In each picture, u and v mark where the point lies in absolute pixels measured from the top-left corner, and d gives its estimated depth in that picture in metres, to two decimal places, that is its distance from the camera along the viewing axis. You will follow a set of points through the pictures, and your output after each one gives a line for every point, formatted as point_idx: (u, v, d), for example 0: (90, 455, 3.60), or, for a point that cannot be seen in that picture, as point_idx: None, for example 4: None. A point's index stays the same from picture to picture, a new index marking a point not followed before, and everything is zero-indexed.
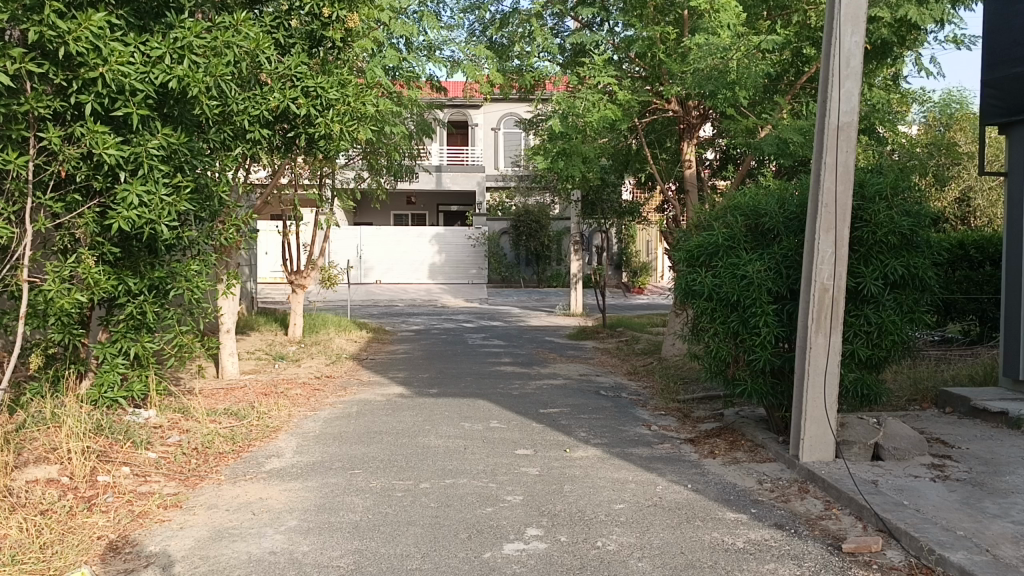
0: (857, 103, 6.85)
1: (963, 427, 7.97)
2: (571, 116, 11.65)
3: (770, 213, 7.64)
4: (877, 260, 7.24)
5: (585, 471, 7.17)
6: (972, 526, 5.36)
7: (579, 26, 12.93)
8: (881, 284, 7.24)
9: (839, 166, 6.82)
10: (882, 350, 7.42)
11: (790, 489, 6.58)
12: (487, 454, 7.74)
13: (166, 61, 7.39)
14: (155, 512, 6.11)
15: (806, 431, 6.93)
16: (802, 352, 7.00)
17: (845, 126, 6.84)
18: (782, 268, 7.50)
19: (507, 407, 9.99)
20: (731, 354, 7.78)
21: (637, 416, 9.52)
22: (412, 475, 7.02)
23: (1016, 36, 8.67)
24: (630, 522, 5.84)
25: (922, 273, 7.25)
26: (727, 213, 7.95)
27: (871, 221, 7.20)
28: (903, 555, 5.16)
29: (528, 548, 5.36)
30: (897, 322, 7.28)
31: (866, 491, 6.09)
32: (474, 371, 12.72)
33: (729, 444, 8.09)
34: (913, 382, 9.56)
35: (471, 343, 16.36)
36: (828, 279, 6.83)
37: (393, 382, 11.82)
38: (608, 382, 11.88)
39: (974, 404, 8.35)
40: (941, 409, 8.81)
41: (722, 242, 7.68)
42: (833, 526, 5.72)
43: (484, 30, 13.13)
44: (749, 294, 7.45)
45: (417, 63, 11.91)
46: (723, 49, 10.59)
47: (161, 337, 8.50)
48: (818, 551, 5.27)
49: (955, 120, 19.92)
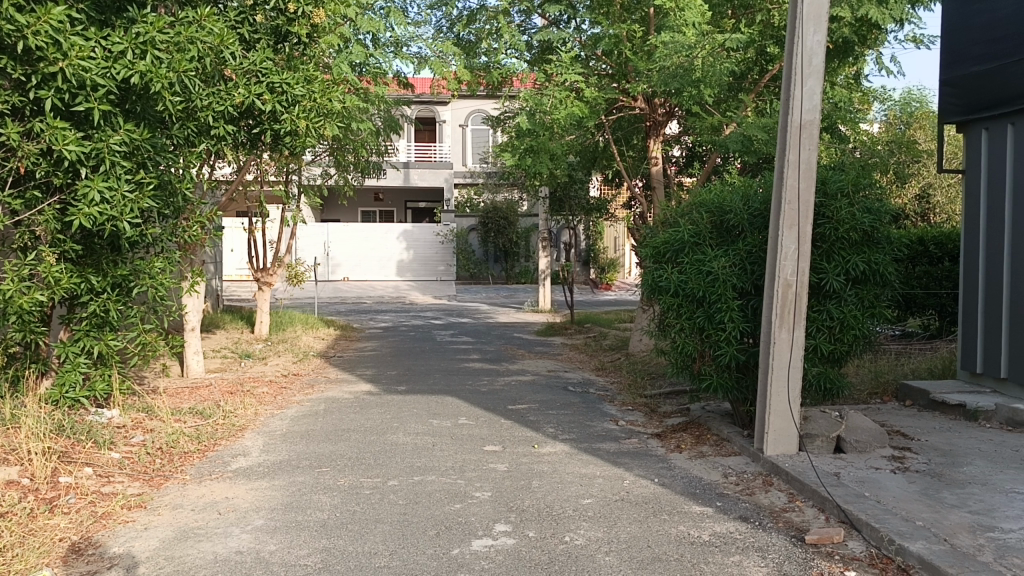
0: (819, 101, 6.95)
1: (923, 420, 8.15)
2: (539, 113, 11.68)
3: (735, 210, 7.74)
4: (840, 256, 7.36)
5: (553, 467, 7.21)
6: (931, 516, 5.49)
7: (546, 23, 12.90)
8: (843, 280, 7.36)
9: (802, 163, 6.92)
10: (843, 345, 7.56)
11: (755, 482, 6.69)
12: (455, 451, 7.75)
13: (128, 57, 7.29)
14: (118, 513, 6.03)
15: (770, 425, 7.04)
16: (766, 347, 7.10)
17: (808, 124, 6.93)
18: (747, 264, 7.62)
19: (476, 403, 9.99)
20: (697, 349, 7.86)
21: (605, 412, 9.60)
22: (380, 473, 7.01)
23: (973, 36, 8.88)
24: (597, 517, 5.89)
25: (882, 269, 7.39)
26: (693, 210, 8.04)
27: (833, 218, 7.32)
28: (864, 546, 5.27)
29: (497, 544, 5.38)
30: (858, 317, 7.44)
31: (829, 483, 6.20)
32: (443, 368, 12.70)
33: (696, 439, 8.20)
34: (874, 375, 9.76)
35: (440, 340, 16.34)
36: (791, 275, 6.95)
37: (361, 380, 11.77)
38: (576, 377, 11.95)
39: (934, 397, 8.53)
40: (901, 402, 9.00)
41: (688, 239, 7.77)
42: (796, 518, 5.83)
43: (452, 27, 13.13)
44: (714, 290, 7.54)
45: (385, 59, 11.88)
46: (688, 47, 10.66)
47: (124, 335, 8.37)
48: (782, 543, 5.36)
49: (914, 118, 20.31)
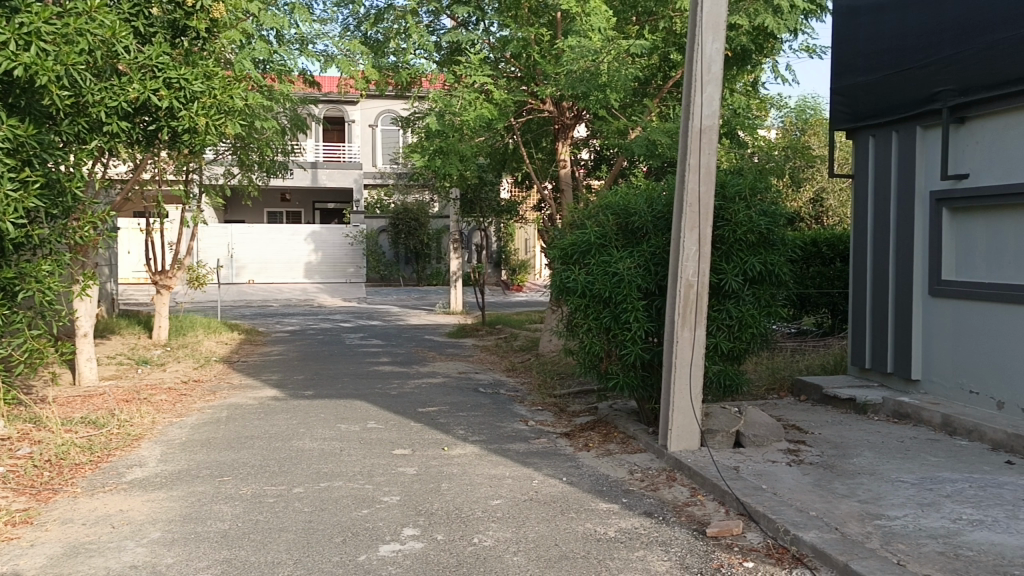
0: (718, 107, 7.17)
1: (816, 414, 8.52)
2: (448, 114, 11.65)
3: (639, 212, 7.91)
4: (738, 257, 7.61)
5: (462, 469, 7.20)
6: (823, 506, 5.74)
7: (455, 25, 12.89)
8: (741, 280, 7.61)
9: (702, 167, 7.12)
10: (742, 343, 7.82)
11: (659, 478, 6.85)
12: (363, 456, 7.64)
13: (10, 47, 6.90)
14: (1, 530, 5.69)
15: (674, 422, 7.22)
16: (669, 346, 7.28)
17: (707, 129, 7.13)
18: (651, 265, 7.79)
19: (385, 407, 9.88)
20: (604, 349, 8.00)
21: (514, 412, 9.65)
22: (285, 480, 6.85)
23: (859, 47, 9.35)
24: (506, 518, 5.91)
25: (777, 269, 7.68)
26: (600, 212, 8.17)
27: (731, 220, 7.57)
28: (761, 536, 5.46)
29: (404, 549, 5.33)
30: (755, 316, 7.71)
31: (729, 477, 6.40)
32: (351, 372, 12.51)
33: (603, 437, 8.33)
34: (772, 371, 10.14)
35: (349, 343, 16.10)
36: (693, 275, 7.14)
37: (266, 385, 11.48)
38: (486, 379, 11.97)
39: (826, 391, 8.93)
40: (797, 397, 9.38)
41: (594, 240, 7.90)
42: (698, 512, 5.99)
43: (359, 25, 12.98)
44: (620, 290, 7.68)
45: (290, 57, 11.64)
46: (594, 52, 10.84)
47: (8, 342, 7.91)
48: (684, 537, 5.50)
49: (809, 126, 21.21)
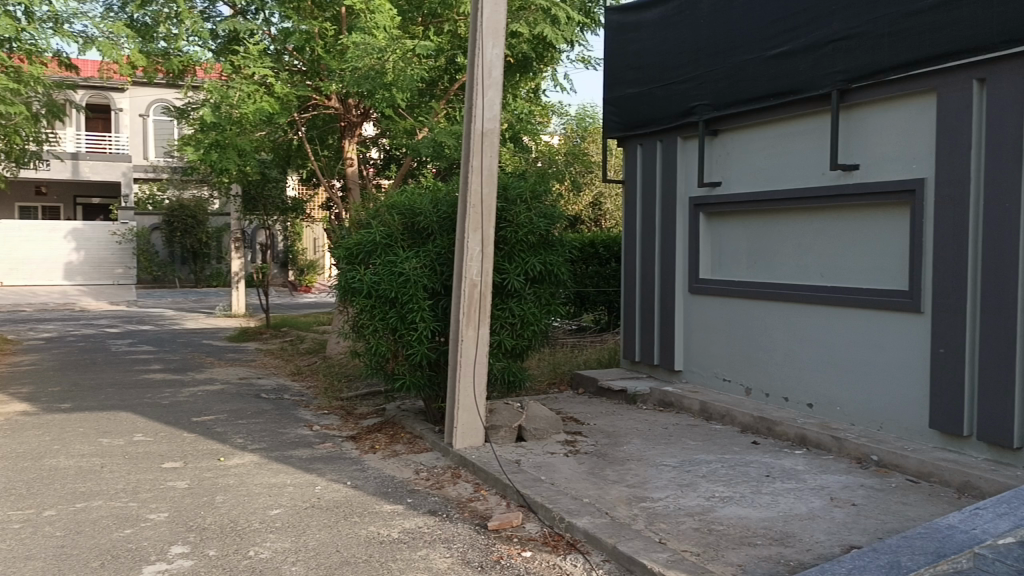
0: (498, 111, 7.35)
1: (592, 406, 9.01)
2: (224, 106, 11.07)
3: (424, 212, 7.93)
4: (519, 257, 7.86)
5: (240, 479, 6.85)
6: (596, 493, 6.07)
7: (233, 13, 12.28)
8: (523, 279, 7.86)
9: (484, 169, 7.26)
10: (524, 340, 8.09)
11: (444, 475, 6.92)
12: (128, 471, 7.06)
13: None
14: None
15: (458, 420, 7.32)
16: (454, 345, 7.36)
17: (489, 132, 7.29)
18: (436, 265, 7.83)
19: (155, 417, 9.19)
20: (390, 349, 7.94)
21: (299, 417, 9.35)
22: (33, 503, 6.16)
23: (628, 61, 9.96)
24: (286, 527, 5.70)
25: (556, 269, 8.01)
26: (385, 212, 8.11)
27: (513, 221, 7.80)
28: (539, 526, 5.67)
29: (172, 569, 4.98)
30: (536, 314, 8.00)
31: (510, 471, 6.59)
32: (118, 381, 11.53)
33: (389, 438, 8.29)
34: (553, 367, 10.60)
35: (115, 351, 14.84)
36: (476, 275, 7.27)
37: (14, 399, 10.29)
38: (269, 384, 11.50)
39: (601, 384, 9.47)
40: (575, 390, 9.88)
41: (379, 240, 7.82)
42: (480, 507, 6.12)
43: (124, 6, 12.04)
44: (406, 290, 7.66)
45: (40, 36, 10.53)
46: (379, 50, 10.78)
47: None
48: (466, 532, 5.59)
49: (588, 133, 22.35)
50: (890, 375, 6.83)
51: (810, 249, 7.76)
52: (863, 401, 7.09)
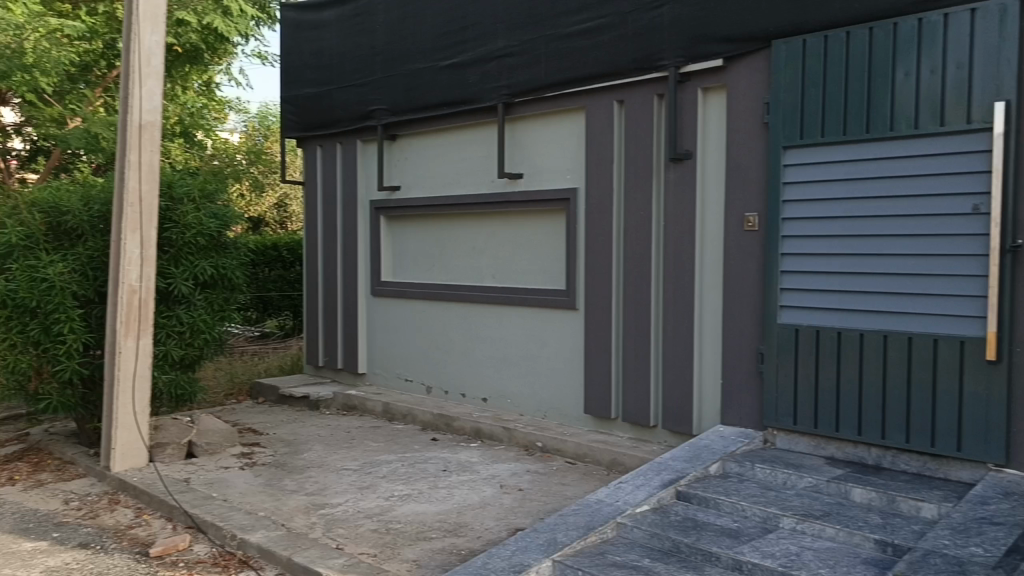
0: (159, 103, 6.78)
1: (272, 415, 8.72)
2: None
3: (72, 211, 7.04)
4: (187, 261, 7.36)
5: None
6: (272, 505, 5.85)
7: None
8: (191, 284, 7.35)
9: (143, 165, 6.64)
10: (194, 350, 7.55)
11: (99, 503, 6.23)
12: None
13: None
14: None
15: (117, 440, 6.64)
16: (111, 358, 6.65)
17: (147, 125, 6.69)
18: (87, 269, 7.04)
19: None
20: (32, 366, 6.97)
21: None
22: None
23: (305, 61, 9.78)
24: None
25: (229, 273, 7.59)
26: (24, 208, 7.02)
27: (179, 222, 7.26)
28: (209, 547, 5.33)
29: None
30: (207, 321, 7.51)
31: (177, 490, 6.12)
32: None
33: (33, 466, 7.29)
34: (230, 378, 10.10)
35: None
36: (135, 280, 6.62)
37: None
38: None
39: (282, 392, 9.21)
40: (255, 400, 9.52)
41: (15, 242, 6.79)
42: (142, 533, 5.60)
43: None
44: (50, 299, 6.77)
45: None
46: (15, 27, 9.49)
47: None
48: (124, 563, 5.08)
49: (270, 131, 21.58)
50: (552, 368, 7.44)
51: (483, 252, 8.20)
52: (529, 393, 7.64)
